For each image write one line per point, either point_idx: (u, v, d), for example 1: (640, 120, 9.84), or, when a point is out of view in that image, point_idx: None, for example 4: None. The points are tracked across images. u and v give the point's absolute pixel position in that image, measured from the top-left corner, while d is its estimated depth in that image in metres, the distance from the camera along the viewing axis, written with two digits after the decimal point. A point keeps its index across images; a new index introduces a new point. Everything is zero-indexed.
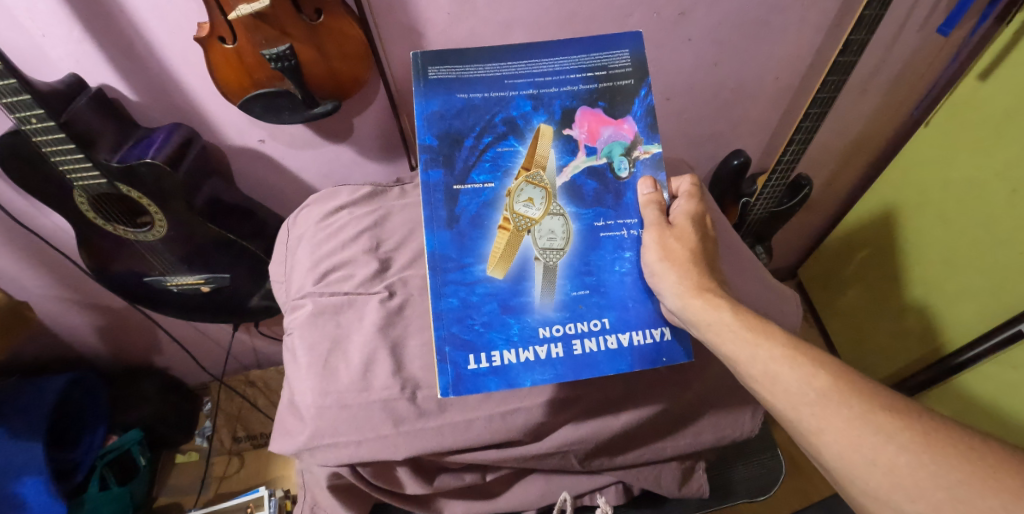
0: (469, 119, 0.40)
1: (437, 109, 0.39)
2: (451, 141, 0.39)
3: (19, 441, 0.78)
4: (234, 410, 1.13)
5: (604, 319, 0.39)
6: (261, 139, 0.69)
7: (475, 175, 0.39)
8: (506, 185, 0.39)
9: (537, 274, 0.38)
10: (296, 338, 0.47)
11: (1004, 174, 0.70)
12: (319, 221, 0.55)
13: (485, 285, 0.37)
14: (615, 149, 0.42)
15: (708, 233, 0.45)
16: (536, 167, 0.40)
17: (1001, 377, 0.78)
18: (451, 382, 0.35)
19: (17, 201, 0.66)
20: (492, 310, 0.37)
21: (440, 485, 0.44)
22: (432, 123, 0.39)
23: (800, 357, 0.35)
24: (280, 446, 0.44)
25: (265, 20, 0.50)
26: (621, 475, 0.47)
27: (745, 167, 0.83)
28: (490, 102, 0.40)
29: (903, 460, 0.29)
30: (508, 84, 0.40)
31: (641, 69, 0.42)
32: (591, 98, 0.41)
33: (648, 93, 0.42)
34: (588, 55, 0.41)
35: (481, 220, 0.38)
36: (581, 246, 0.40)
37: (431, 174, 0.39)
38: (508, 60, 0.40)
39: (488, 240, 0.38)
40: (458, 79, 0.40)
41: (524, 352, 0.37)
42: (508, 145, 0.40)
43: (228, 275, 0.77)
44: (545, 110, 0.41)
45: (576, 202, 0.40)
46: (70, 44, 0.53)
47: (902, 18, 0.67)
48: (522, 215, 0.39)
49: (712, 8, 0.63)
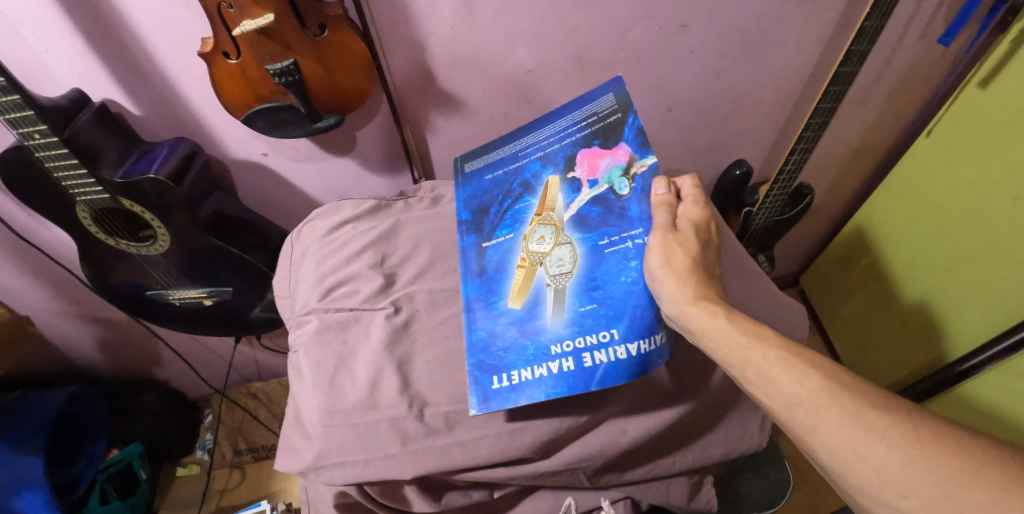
0: (495, 193, 0.48)
1: (472, 191, 0.50)
2: (481, 212, 0.48)
3: (18, 457, 0.77)
4: (235, 423, 1.09)
5: (612, 330, 0.37)
6: (263, 153, 0.69)
7: (499, 231, 0.46)
8: (523, 232, 0.44)
9: (548, 298, 0.39)
10: (302, 356, 0.47)
11: (1005, 181, 0.70)
12: (323, 237, 0.56)
13: (506, 316, 0.40)
14: (614, 173, 0.43)
15: (712, 240, 0.43)
16: (547, 211, 0.44)
17: (1004, 384, 0.77)
18: (478, 401, 0.37)
19: (18, 215, 0.66)
20: (511, 336, 0.39)
21: (448, 504, 0.42)
22: (468, 202, 0.49)
23: (794, 359, 0.33)
24: (287, 466, 0.44)
25: (269, 36, 0.50)
26: (629, 490, 0.46)
27: (746, 180, 0.83)
28: (510, 174, 0.49)
29: (894, 457, 0.27)
30: (521, 157, 0.49)
31: (625, 103, 0.45)
32: (587, 140, 0.45)
33: (635, 119, 0.43)
34: (581, 110, 0.47)
35: (503, 265, 0.43)
36: (586, 265, 0.39)
37: (466, 239, 0.47)
38: (522, 142, 0.50)
39: (509, 279, 0.42)
40: (488, 166, 0.51)
41: (539, 369, 0.37)
42: (524, 201, 0.45)
43: (230, 289, 0.77)
44: (552, 164, 0.46)
45: (582, 229, 0.41)
46: (73, 60, 0.53)
47: (901, 27, 0.67)
48: (536, 251, 0.42)
49: (714, 19, 0.64)
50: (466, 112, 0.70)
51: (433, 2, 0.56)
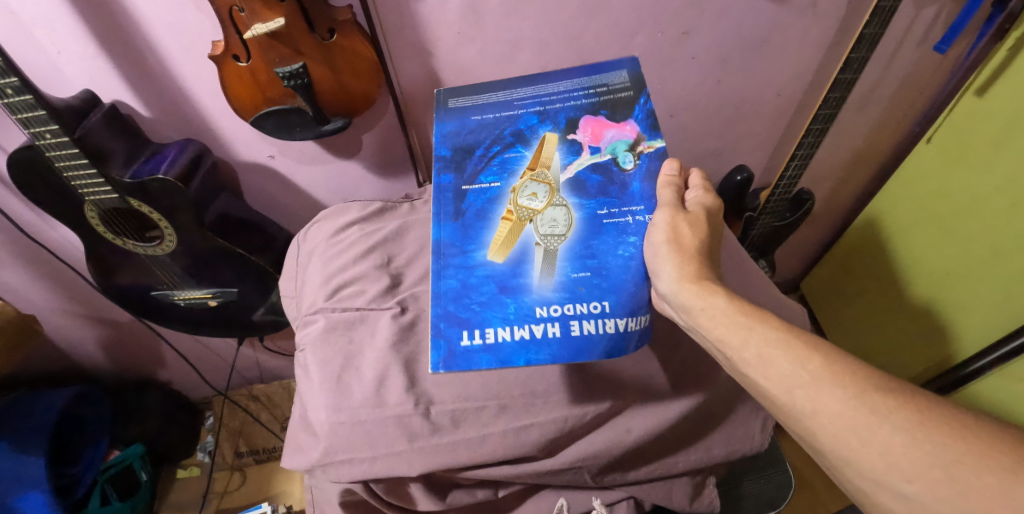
0: (481, 135, 0.46)
1: (452, 129, 0.47)
2: (463, 152, 0.45)
3: (19, 456, 0.77)
4: (235, 425, 1.10)
5: (604, 302, 0.36)
6: (270, 155, 0.70)
7: (482, 177, 0.44)
8: (511, 184, 0.43)
9: (536, 258, 0.38)
10: (309, 355, 0.48)
11: (1004, 188, 0.71)
12: (330, 237, 0.56)
13: (484, 268, 0.39)
14: (618, 145, 0.43)
15: (719, 230, 0.44)
16: (541, 167, 0.43)
17: (1004, 389, 0.78)
18: (443, 357, 0.35)
19: (26, 213, 0.67)
20: (490, 290, 0.38)
21: (453, 502, 0.42)
22: (448, 139, 0.46)
23: (794, 339, 0.33)
24: (293, 462, 0.44)
25: (279, 39, 0.51)
26: (632, 490, 0.45)
27: (749, 184, 0.82)
28: (501, 120, 0.47)
29: (898, 441, 0.28)
30: (517, 105, 0.48)
31: (639, 85, 0.47)
32: (594, 108, 0.46)
33: (646, 101, 0.45)
34: (590, 79, 0.48)
35: (486, 214, 0.41)
36: (582, 232, 0.39)
37: (443, 178, 0.44)
38: (519, 92, 0.49)
39: (491, 229, 0.40)
40: (472, 105, 0.49)
41: (519, 330, 0.36)
42: (515, 151, 0.44)
43: (235, 290, 0.77)
44: (550, 122, 0.46)
45: (578, 194, 0.41)
46: (85, 61, 0.54)
47: (900, 36, 0.69)
48: (525, 207, 0.41)
49: (714, 27, 0.65)
50: None
51: (440, 8, 0.57)
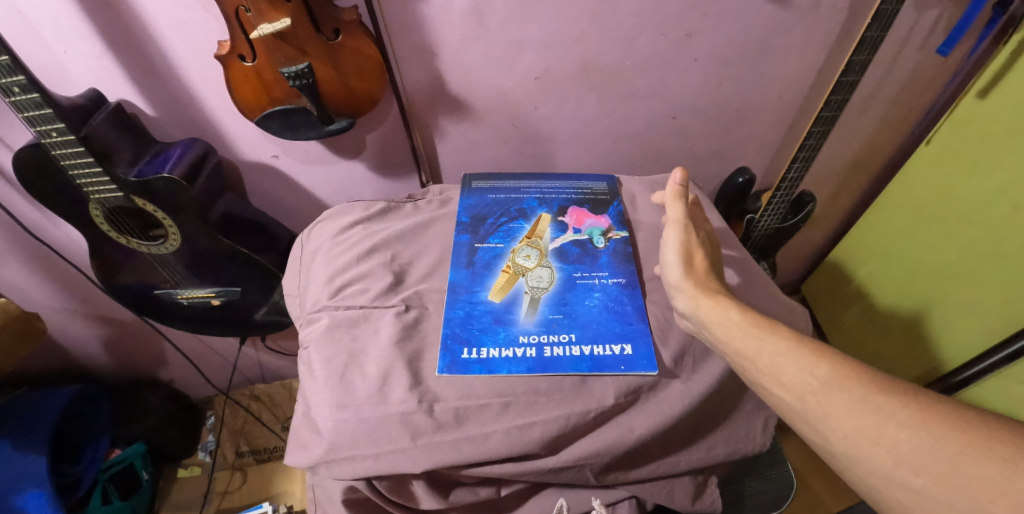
0: (495, 208, 0.60)
1: (473, 202, 0.61)
2: (479, 220, 0.59)
3: (21, 454, 0.77)
4: (237, 424, 1.10)
5: (571, 334, 0.48)
6: (274, 155, 0.70)
7: (491, 238, 0.57)
8: (512, 246, 0.56)
9: (523, 302, 0.51)
10: (312, 351, 0.48)
11: (1005, 190, 0.72)
12: (333, 236, 0.57)
13: (485, 305, 0.50)
14: (594, 230, 0.58)
15: (716, 247, 0.49)
16: (535, 237, 0.57)
17: (1006, 391, 0.79)
18: (447, 363, 0.45)
19: (30, 211, 0.67)
20: (486, 320, 0.49)
21: (455, 501, 0.42)
22: (468, 210, 0.60)
23: (803, 349, 0.35)
24: (295, 459, 0.43)
25: (285, 39, 0.51)
26: (634, 490, 0.45)
27: (750, 185, 0.83)
28: (509, 201, 0.61)
29: (904, 437, 0.29)
30: (523, 192, 0.63)
31: (615, 192, 0.63)
32: (580, 202, 0.62)
33: (618, 205, 0.61)
34: (580, 182, 0.65)
35: (490, 265, 0.54)
36: (560, 287, 0.52)
37: (461, 237, 0.57)
38: (526, 183, 0.65)
39: (492, 277, 0.53)
40: (489, 185, 0.64)
41: (505, 350, 0.47)
42: (518, 223, 0.59)
43: (239, 289, 0.77)
44: (547, 206, 0.61)
45: (561, 259, 0.55)
46: (91, 60, 0.54)
47: (901, 38, 0.69)
48: (520, 264, 0.54)
49: (715, 30, 0.65)
50: (475, 118, 0.71)
51: (444, 10, 0.57)
